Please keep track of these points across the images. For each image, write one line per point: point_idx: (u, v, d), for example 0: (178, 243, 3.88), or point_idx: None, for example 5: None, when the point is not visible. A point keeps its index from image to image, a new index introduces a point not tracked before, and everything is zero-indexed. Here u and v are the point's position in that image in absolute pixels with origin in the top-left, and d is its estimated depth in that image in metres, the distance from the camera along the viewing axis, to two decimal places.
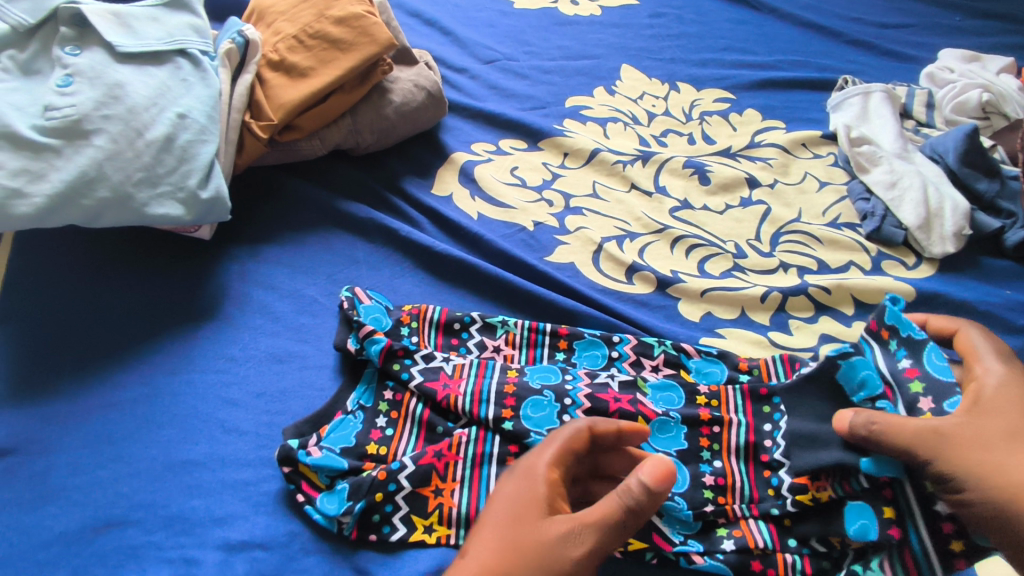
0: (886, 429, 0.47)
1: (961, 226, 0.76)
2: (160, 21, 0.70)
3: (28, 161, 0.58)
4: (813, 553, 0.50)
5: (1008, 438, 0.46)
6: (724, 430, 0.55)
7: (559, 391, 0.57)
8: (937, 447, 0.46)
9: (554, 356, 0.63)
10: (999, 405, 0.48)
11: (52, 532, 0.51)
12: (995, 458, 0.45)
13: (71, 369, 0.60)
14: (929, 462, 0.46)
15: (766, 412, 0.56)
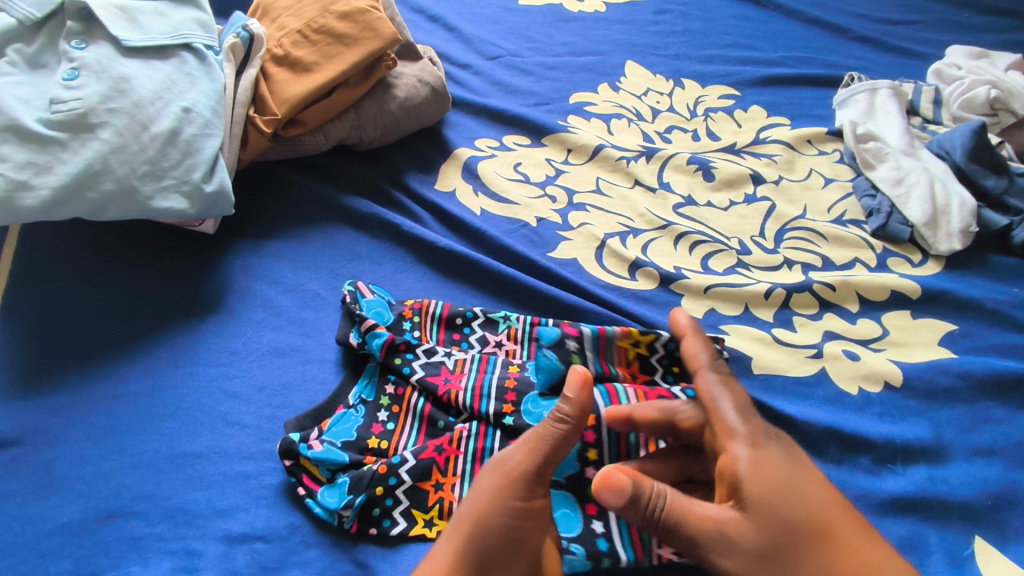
0: (671, 519, 0.45)
1: (968, 223, 0.75)
2: (165, 16, 0.70)
3: (34, 154, 0.58)
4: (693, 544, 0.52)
5: (768, 530, 0.44)
6: None
7: (591, 386, 0.57)
8: (746, 537, 0.44)
9: None
10: (785, 482, 0.46)
11: (56, 523, 0.52)
12: (771, 556, 0.44)
13: (75, 362, 0.61)
14: (709, 556, 0.45)
15: None
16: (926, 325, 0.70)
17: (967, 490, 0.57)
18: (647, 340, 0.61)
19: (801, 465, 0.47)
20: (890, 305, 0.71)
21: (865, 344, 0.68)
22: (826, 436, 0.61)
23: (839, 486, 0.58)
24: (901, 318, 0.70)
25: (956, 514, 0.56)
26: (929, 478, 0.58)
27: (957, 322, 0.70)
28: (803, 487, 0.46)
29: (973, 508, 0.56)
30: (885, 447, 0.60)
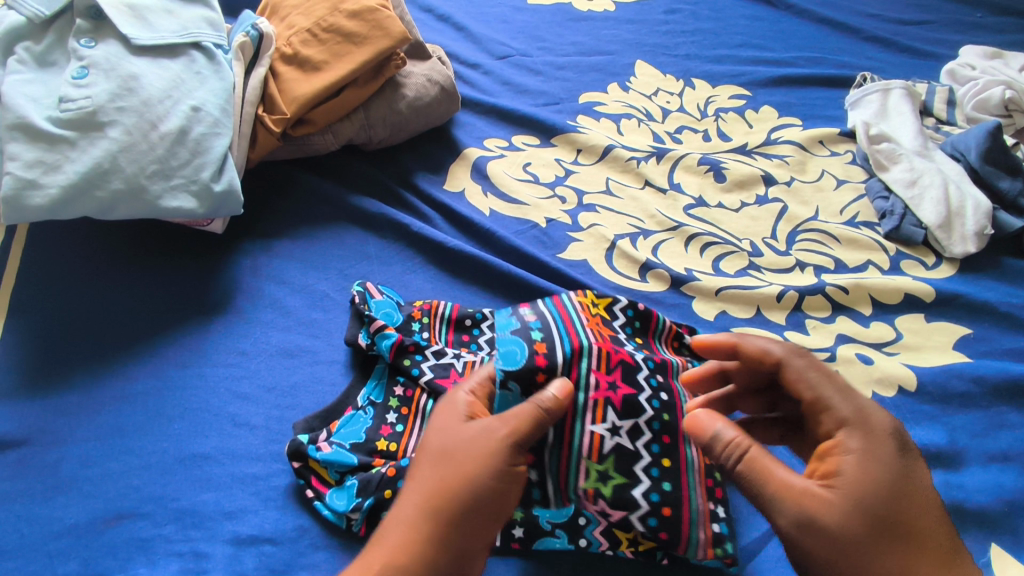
0: (748, 469, 0.46)
1: (982, 225, 0.74)
2: (174, 14, 0.69)
3: (43, 153, 0.58)
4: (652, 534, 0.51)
5: (856, 511, 0.44)
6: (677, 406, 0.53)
7: (545, 338, 0.52)
8: (822, 511, 0.44)
9: None
10: (891, 474, 0.45)
11: (63, 523, 0.51)
12: (848, 544, 0.43)
13: (83, 362, 0.60)
14: (778, 519, 0.45)
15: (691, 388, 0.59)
16: (940, 329, 0.69)
17: (984, 497, 0.56)
18: (604, 303, 0.60)
19: (908, 464, 0.46)
20: (904, 309, 0.70)
21: (878, 348, 0.67)
22: None
23: None
24: (915, 321, 0.70)
25: (972, 521, 0.55)
26: (944, 484, 0.57)
27: (972, 326, 0.69)
28: (908, 483, 0.45)
29: (989, 515, 0.56)
30: None
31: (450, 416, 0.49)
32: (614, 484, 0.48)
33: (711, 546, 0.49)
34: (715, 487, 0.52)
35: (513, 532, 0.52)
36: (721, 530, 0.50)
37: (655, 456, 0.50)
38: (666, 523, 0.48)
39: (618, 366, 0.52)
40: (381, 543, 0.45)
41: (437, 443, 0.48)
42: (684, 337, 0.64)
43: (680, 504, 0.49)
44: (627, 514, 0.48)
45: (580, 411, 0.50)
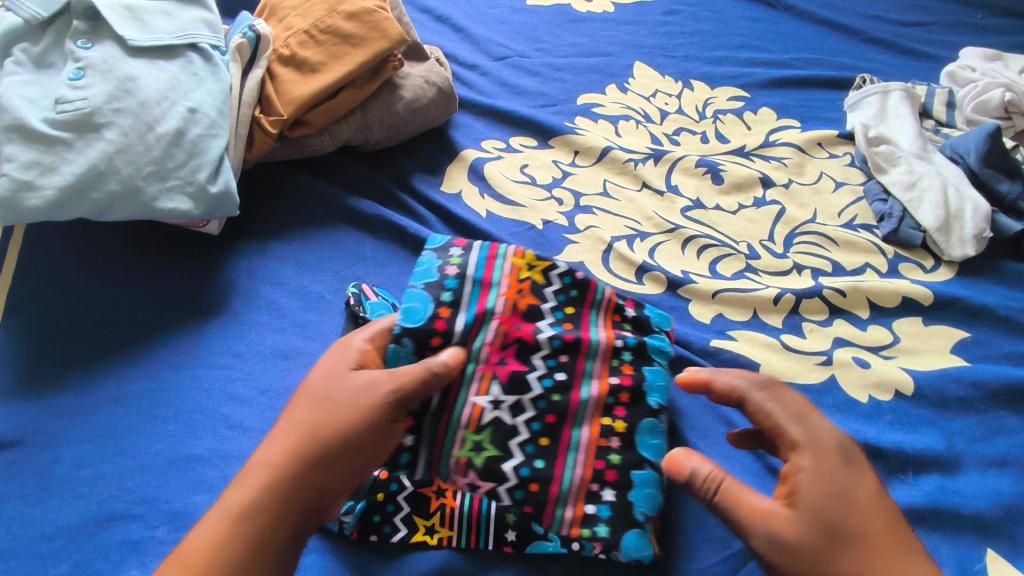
0: (721, 499, 0.48)
1: (982, 228, 0.74)
2: (172, 15, 0.70)
3: (39, 154, 0.58)
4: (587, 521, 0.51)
5: (814, 525, 0.47)
6: (573, 383, 0.54)
7: (454, 300, 0.55)
8: (786, 530, 0.46)
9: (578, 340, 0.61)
10: (842, 488, 0.48)
11: (56, 525, 0.51)
12: (813, 556, 0.46)
13: (78, 362, 0.61)
14: (750, 542, 0.47)
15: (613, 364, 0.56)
16: (938, 333, 0.69)
17: (980, 502, 0.56)
18: (541, 267, 0.59)
19: (853, 474, 0.49)
20: (902, 312, 0.70)
21: (876, 351, 0.67)
22: None
23: None
24: (913, 325, 0.69)
25: (968, 526, 0.55)
26: (940, 489, 0.57)
27: (970, 330, 0.69)
28: (855, 492, 0.48)
29: (985, 521, 0.55)
30: (895, 457, 0.59)
31: (333, 364, 0.54)
32: (488, 456, 0.51)
33: (577, 525, 0.51)
34: (607, 470, 0.52)
35: (506, 535, 0.52)
36: (595, 511, 0.51)
37: (534, 435, 0.52)
38: (533, 497, 0.51)
39: (513, 343, 0.55)
40: (247, 474, 0.49)
41: (316, 388, 0.53)
42: (626, 311, 0.60)
43: (550, 481, 0.51)
44: (496, 485, 0.51)
45: (467, 383, 0.53)
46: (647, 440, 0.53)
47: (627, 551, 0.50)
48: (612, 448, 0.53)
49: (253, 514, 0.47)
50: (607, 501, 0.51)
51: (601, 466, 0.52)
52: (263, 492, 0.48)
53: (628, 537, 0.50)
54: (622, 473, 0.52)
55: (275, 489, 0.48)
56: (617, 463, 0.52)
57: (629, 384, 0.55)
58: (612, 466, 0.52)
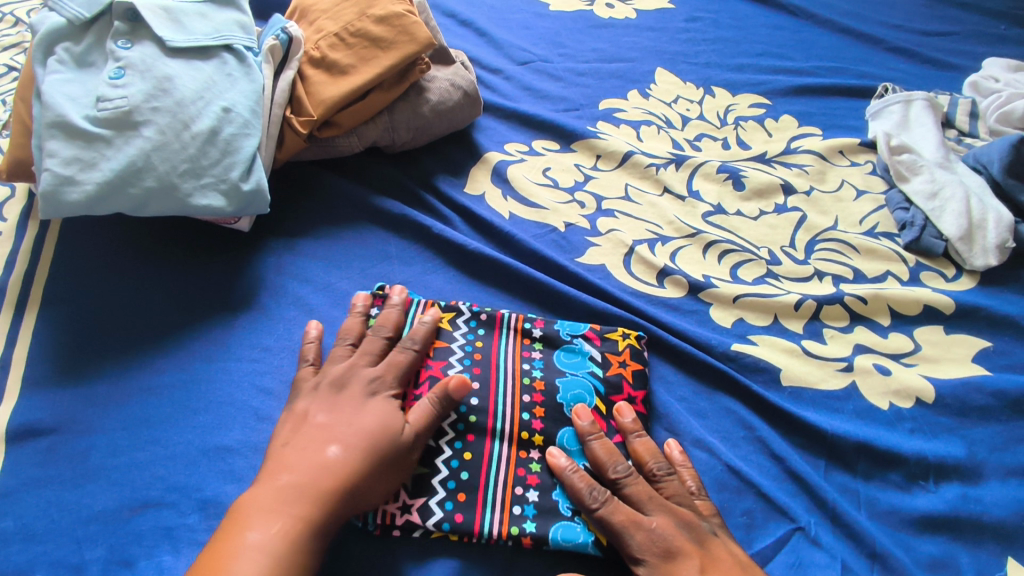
0: None
1: (1004, 238, 0.74)
2: (208, 17, 0.71)
3: (80, 150, 0.60)
4: (516, 518, 0.53)
5: None
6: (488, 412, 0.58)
7: None
8: None
9: (534, 349, 0.63)
10: None
11: (93, 510, 0.53)
12: None
13: (113, 352, 0.62)
14: None
15: (526, 387, 0.60)
16: (960, 342, 0.69)
17: (1002, 510, 0.56)
18: (450, 316, 0.65)
19: (683, 562, 0.48)
20: (923, 320, 0.70)
21: (897, 358, 0.67)
22: (856, 450, 0.60)
23: (868, 501, 0.58)
24: (934, 333, 0.69)
25: (988, 534, 0.55)
26: (961, 496, 0.57)
27: (991, 339, 0.69)
28: None
29: (1006, 529, 0.55)
30: (916, 463, 0.59)
31: (387, 409, 0.54)
32: (415, 474, 0.54)
33: (507, 524, 0.52)
34: (528, 476, 0.55)
35: (524, 529, 0.52)
36: (522, 511, 0.53)
37: (458, 451, 0.56)
38: (462, 508, 0.53)
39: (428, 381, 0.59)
40: (291, 496, 0.49)
41: (373, 421, 0.53)
42: (534, 333, 0.64)
43: (476, 489, 0.54)
44: (427, 500, 0.53)
45: None
46: (568, 446, 0.57)
47: (558, 541, 0.52)
48: (532, 458, 0.56)
49: (303, 534, 0.47)
50: (533, 502, 0.54)
51: (523, 472, 0.55)
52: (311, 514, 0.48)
53: (557, 528, 0.52)
54: (544, 476, 0.55)
55: (316, 515, 0.48)
56: (539, 469, 0.56)
57: (543, 400, 0.59)
58: (533, 472, 0.55)
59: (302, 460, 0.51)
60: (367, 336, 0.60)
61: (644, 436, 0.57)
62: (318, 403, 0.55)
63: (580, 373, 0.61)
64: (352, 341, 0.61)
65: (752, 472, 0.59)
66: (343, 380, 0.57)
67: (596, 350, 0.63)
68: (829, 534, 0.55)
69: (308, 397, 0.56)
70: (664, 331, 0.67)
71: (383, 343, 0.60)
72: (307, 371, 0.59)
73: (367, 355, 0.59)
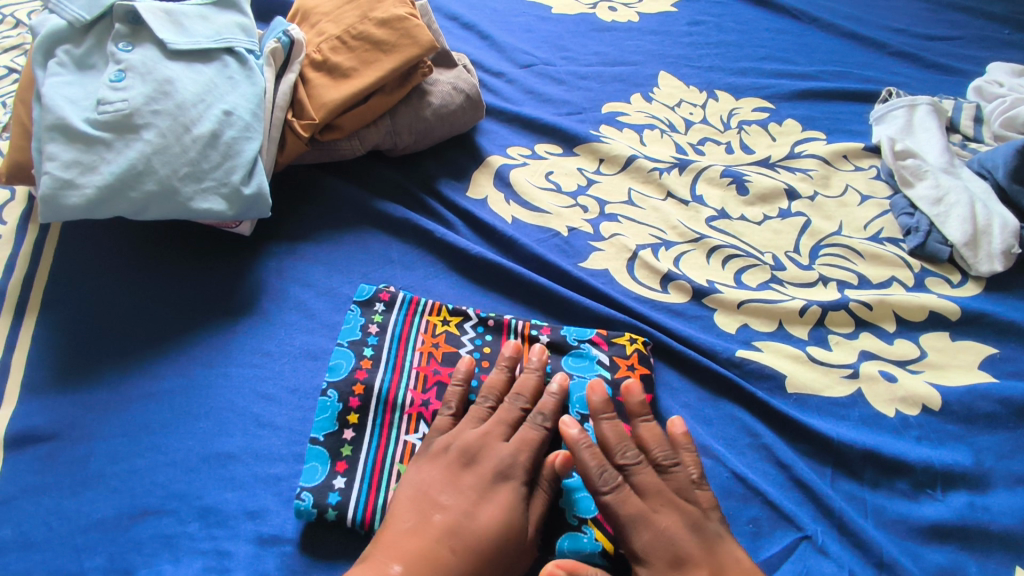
0: None
1: (1010, 244, 0.73)
2: (209, 20, 0.71)
3: (80, 154, 0.60)
4: None
5: None
6: None
7: (376, 355, 0.61)
8: None
9: None
10: None
11: (92, 517, 0.52)
12: None
13: (113, 358, 0.62)
14: None
15: None
16: (966, 348, 0.68)
17: (1010, 519, 0.56)
18: (455, 320, 0.65)
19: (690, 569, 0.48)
20: (928, 326, 0.70)
21: (902, 365, 0.67)
22: (863, 458, 0.59)
23: (874, 509, 0.57)
24: (939, 339, 0.69)
25: (996, 543, 0.55)
26: (969, 505, 0.57)
27: (997, 346, 0.69)
28: None
29: (1014, 538, 0.55)
30: (923, 472, 0.59)
31: (511, 501, 0.50)
32: None
33: None
34: None
35: None
36: None
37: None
38: None
39: (434, 387, 0.60)
40: None
41: (496, 519, 0.49)
42: (539, 338, 0.64)
43: None
44: None
45: (396, 424, 0.57)
46: None
47: (563, 550, 0.51)
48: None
49: None
50: None
51: None
52: None
53: (562, 538, 0.52)
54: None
55: None
56: None
57: None
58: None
59: (416, 547, 0.47)
60: (505, 402, 0.56)
61: (650, 421, 0.56)
62: (443, 475, 0.52)
63: (587, 377, 0.61)
64: (492, 403, 0.57)
65: (758, 479, 0.58)
66: (474, 455, 0.53)
67: (604, 355, 0.63)
68: (836, 542, 0.55)
69: (433, 461, 0.53)
70: (667, 337, 0.67)
71: (520, 415, 0.56)
72: (443, 421, 0.56)
73: (500, 425, 0.55)
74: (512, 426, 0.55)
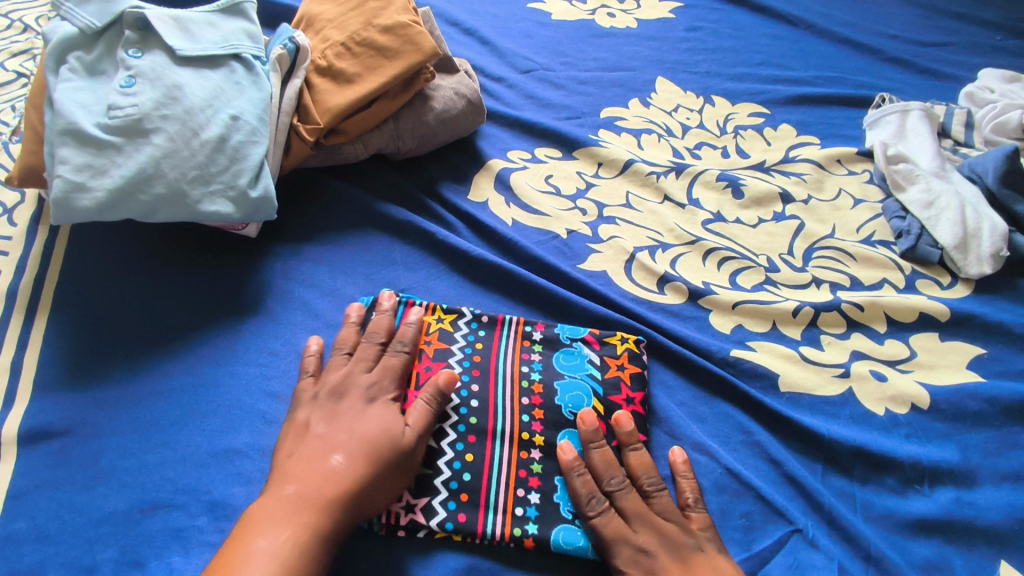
0: None
1: (999, 247, 0.75)
2: (216, 26, 0.72)
3: (91, 157, 0.61)
4: (517, 518, 0.54)
5: None
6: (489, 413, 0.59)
7: None
8: None
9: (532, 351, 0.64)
10: None
11: (103, 511, 0.54)
12: None
13: (122, 356, 0.63)
14: None
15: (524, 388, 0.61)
16: (955, 349, 0.70)
17: (995, 515, 0.57)
18: (451, 317, 0.67)
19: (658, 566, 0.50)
20: (918, 327, 0.71)
21: (893, 365, 0.68)
22: (853, 454, 0.61)
23: (864, 504, 0.59)
24: (929, 340, 0.71)
25: (982, 538, 0.56)
26: (956, 501, 0.58)
27: (986, 346, 0.70)
28: None
29: (999, 533, 0.56)
30: (912, 468, 0.60)
31: (387, 415, 0.56)
32: (419, 475, 0.56)
33: (509, 526, 0.54)
34: (529, 478, 0.57)
35: (528, 530, 0.54)
36: (524, 513, 0.55)
37: (459, 452, 0.57)
38: (465, 508, 0.55)
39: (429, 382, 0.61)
40: (299, 502, 0.49)
41: (373, 429, 0.54)
42: (535, 337, 0.65)
43: (478, 491, 0.56)
44: (431, 501, 0.55)
45: None
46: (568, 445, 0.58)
47: (559, 543, 0.53)
48: (533, 459, 0.58)
49: (314, 539, 0.48)
50: (535, 504, 0.55)
51: (525, 474, 0.57)
52: (320, 519, 0.49)
53: (557, 531, 0.54)
54: (545, 479, 0.57)
55: (324, 521, 0.49)
56: (539, 471, 0.57)
57: (541, 403, 0.60)
58: (534, 474, 0.57)
59: (307, 469, 0.52)
60: (360, 344, 0.61)
61: (638, 450, 0.58)
62: (318, 413, 0.56)
63: (579, 376, 0.62)
64: (347, 350, 0.61)
65: (750, 475, 0.60)
66: (342, 390, 0.57)
67: (595, 355, 0.64)
68: (826, 536, 0.56)
69: (307, 406, 0.57)
70: (663, 337, 0.68)
71: (378, 350, 0.61)
72: (306, 383, 0.59)
73: (362, 362, 0.60)
74: (374, 359, 0.60)
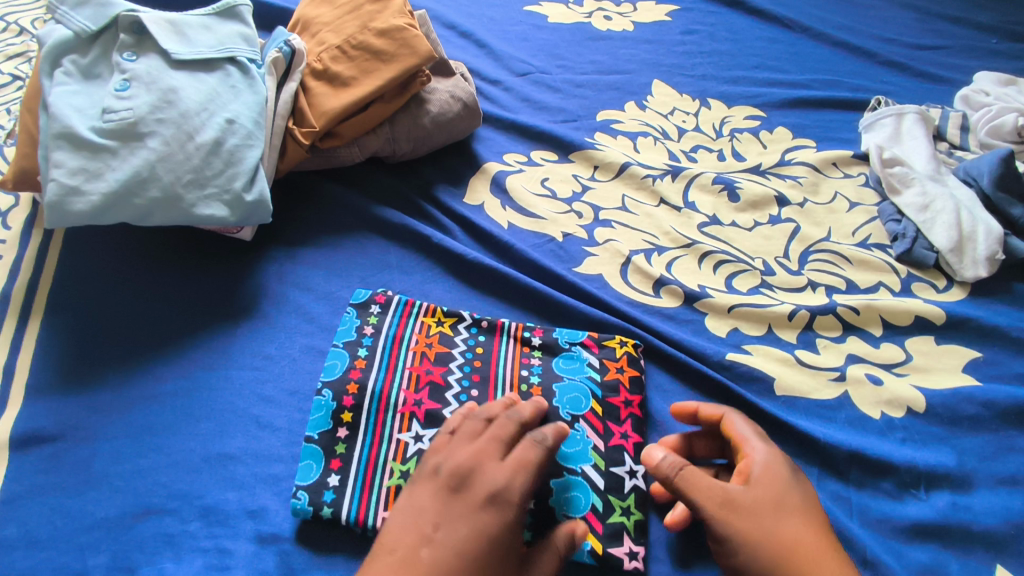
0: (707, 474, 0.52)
1: (994, 251, 0.75)
2: (211, 29, 0.72)
3: (86, 161, 0.61)
4: None
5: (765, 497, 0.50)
6: None
7: (369, 356, 0.63)
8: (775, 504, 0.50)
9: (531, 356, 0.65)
10: (784, 478, 0.52)
11: (96, 517, 0.54)
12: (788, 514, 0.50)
13: (116, 361, 0.63)
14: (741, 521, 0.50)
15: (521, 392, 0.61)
16: (950, 352, 0.70)
17: (991, 519, 0.57)
18: (449, 321, 0.67)
19: (784, 491, 0.51)
20: (914, 330, 0.71)
21: (889, 368, 0.68)
22: (848, 459, 0.61)
23: (860, 509, 0.58)
24: (925, 343, 0.71)
25: (978, 543, 0.56)
26: (951, 505, 0.58)
27: (982, 350, 0.70)
28: (794, 488, 0.52)
29: (995, 537, 0.56)
30: (907, 472, 0.60)
31: (497, 523, 0.47)
32: None
33: None
34: None
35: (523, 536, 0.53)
36: None
37: None
38: None
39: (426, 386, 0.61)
40: None
41: (475, 544, 0.46)
42: (533, 341, 0.65)
43: None
44: None
45: (388, 423, 0.59)
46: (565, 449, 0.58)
47: None
48: None
49: None
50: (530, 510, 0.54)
51: None
52: None
53: None
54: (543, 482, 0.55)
55: None
56: None
57: None
58: None
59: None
60: (500, 418, 0.54)
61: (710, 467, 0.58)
62: (434, 503, 0.49)
63: (577, 378, 0.62)
64: (487, 417, 0.54)
65: None
66: (464, 479, 0.49)
67: (594, 358, 0.64)
68: None
69: (425, 483, 0.50)
70: (659, 341, 0.68)
71: (516, 431, 0.53)
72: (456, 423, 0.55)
73: (495, 444, 0.52)
74: (507, 444, 0.52)
